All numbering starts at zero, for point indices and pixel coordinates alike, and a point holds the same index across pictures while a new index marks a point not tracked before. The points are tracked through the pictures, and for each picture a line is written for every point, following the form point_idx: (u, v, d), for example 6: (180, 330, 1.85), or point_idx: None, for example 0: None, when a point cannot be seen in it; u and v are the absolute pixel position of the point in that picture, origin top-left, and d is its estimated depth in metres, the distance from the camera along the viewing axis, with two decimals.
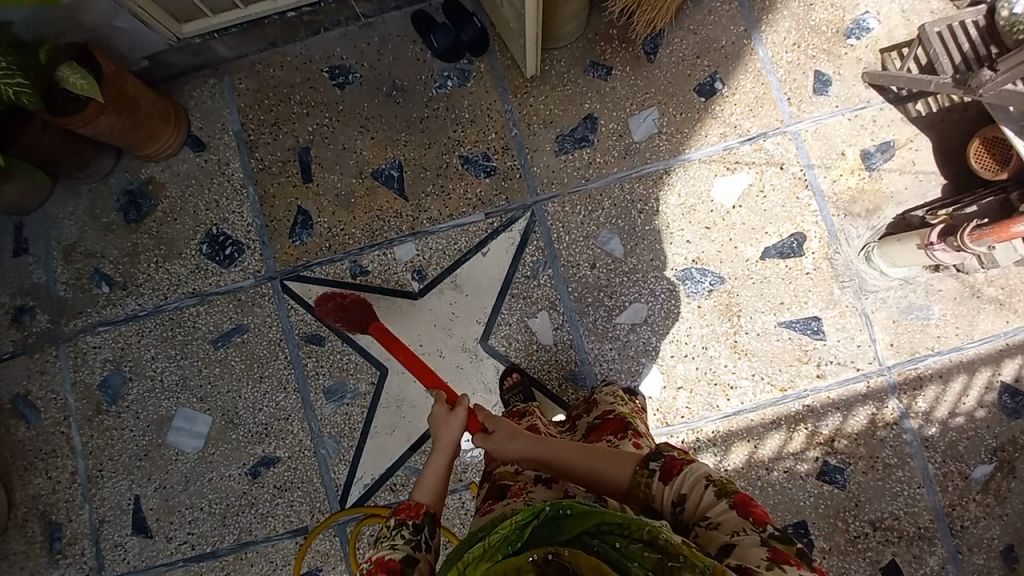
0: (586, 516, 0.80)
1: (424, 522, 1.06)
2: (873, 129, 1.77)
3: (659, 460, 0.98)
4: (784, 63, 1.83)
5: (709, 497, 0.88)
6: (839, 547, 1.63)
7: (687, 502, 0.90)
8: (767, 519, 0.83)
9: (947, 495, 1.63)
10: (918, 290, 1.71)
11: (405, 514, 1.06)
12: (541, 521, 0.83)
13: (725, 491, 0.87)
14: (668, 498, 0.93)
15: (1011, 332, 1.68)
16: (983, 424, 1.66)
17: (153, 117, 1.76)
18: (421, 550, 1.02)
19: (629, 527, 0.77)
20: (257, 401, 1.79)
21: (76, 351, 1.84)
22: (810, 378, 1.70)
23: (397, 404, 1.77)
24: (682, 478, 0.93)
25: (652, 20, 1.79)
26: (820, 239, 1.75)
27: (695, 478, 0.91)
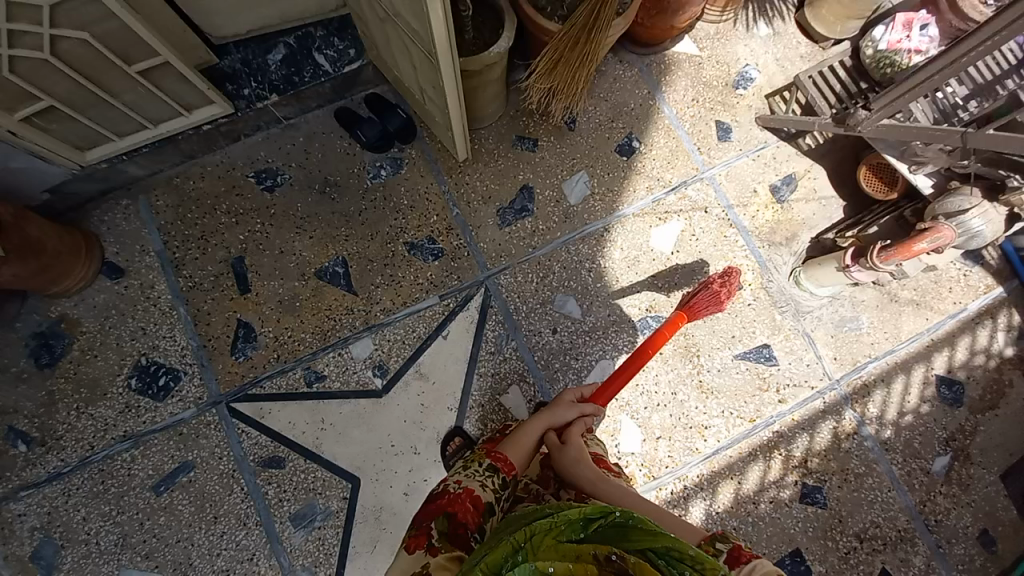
0: (659, 534, 0.76)
1: (509, 482, 1.16)
2: (775, 165, 1.96)
3: (728, 543, 0.87)
4: (688, 116, 2.01)
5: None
6: (836, 567, 1.67)
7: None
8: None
9: (916, 493, 1.74)
10: (845, 304, 1.86)
11: (500, 465, 1.16)
12: (608, 522, 0.80)
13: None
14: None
15: (932, 328, 1.87)
16: (930, 417, 1.80)
17: (61, 254, 1.62)
18: (497, 505, 1.12)
19: (702, 564, 0.72)
20: (214, 546, 1.60)
21: (2, 522, 1.58)
22: (773, 404, 1.78)
23: (376, 517, 1.65)
24: (754, 565, 0.80)
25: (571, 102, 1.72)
26: (752, 271, 1.88)
27: (769, 574, 0.78)
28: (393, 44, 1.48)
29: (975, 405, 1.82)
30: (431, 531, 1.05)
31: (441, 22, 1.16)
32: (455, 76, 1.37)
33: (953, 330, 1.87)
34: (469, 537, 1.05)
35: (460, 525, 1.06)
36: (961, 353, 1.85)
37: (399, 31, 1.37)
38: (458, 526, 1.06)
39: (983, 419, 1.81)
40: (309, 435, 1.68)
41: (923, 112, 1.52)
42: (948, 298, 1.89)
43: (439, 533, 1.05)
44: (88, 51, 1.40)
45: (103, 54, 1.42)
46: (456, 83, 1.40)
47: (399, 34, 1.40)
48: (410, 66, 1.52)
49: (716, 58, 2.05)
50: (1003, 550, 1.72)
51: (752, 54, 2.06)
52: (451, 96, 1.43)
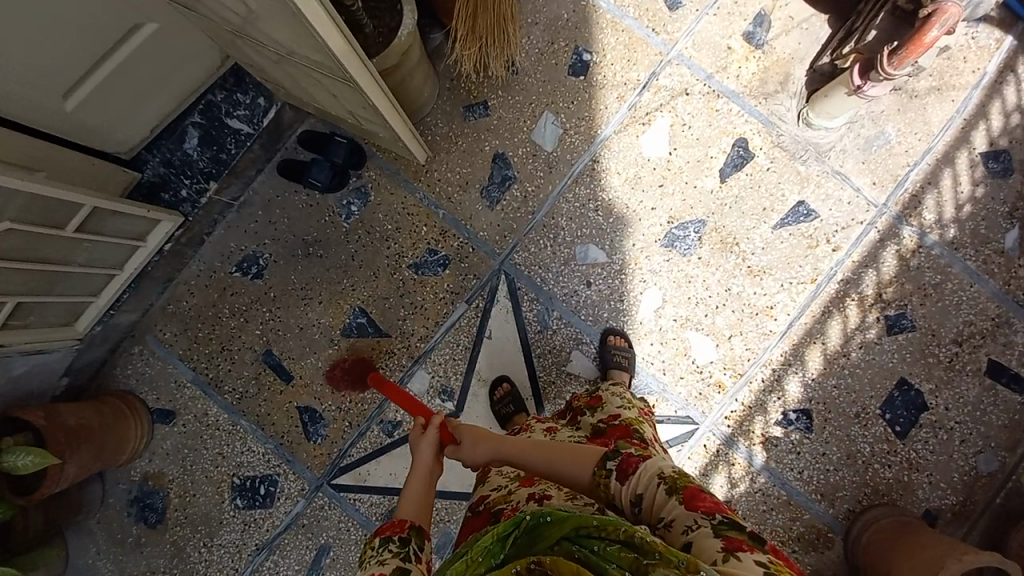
0: (566, 519, 0.79)
1: (411, 535, 1.01)
2: (740, 10, 1.75)
3: (616, 460, 1.03)
4: (628, 1, 1.78)
5: (661, 494, 0.94)
6: (943, 379, 1.67)
7: (643, 500, 0.96)
8: (717, 510, 0.88)
9: (998, 277, 1.68)
10: (865, 123, 1.71)
11: (391, 532, 1.01)
12: (521, 529, 0.82)
13: (676, 488, 0.93)
14: (626, 495, 0.98)
15: (963, 107, 1.72)
16: (988, 198, 1.70)
17: (108, 425, 1.62)
18: (412, 561, 0.97)
19: (606, 528, 0.77)
20: None
21: None
22: (829, 256, 1.70)
23: None
24: (638, 479, 0.97)
25: (506, 50, 1.56)
26: (758, 133, 1.73)
27: (649, 477, 0.97)
28: (300, 80, 1.31)
29: None
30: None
31: (336, 30, 1.02)
32: (375, 81, 1.22)
33: (984, 100, 1.72)
34: None
35: None
36: (1001, 120, 1.71)
37: (298, 67, 1.22)
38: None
39: None
40: None
41: None
42: (968, 68, 1.72)
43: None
44: (16, 238, 1.31)
45: (37, 232, 1.33)
46: (380, 88, 1.26)
47: (304, 71, 1.23)
48: (326, 96, 1.37)
49: None
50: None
51: None
52: (383, 104, 1.30)
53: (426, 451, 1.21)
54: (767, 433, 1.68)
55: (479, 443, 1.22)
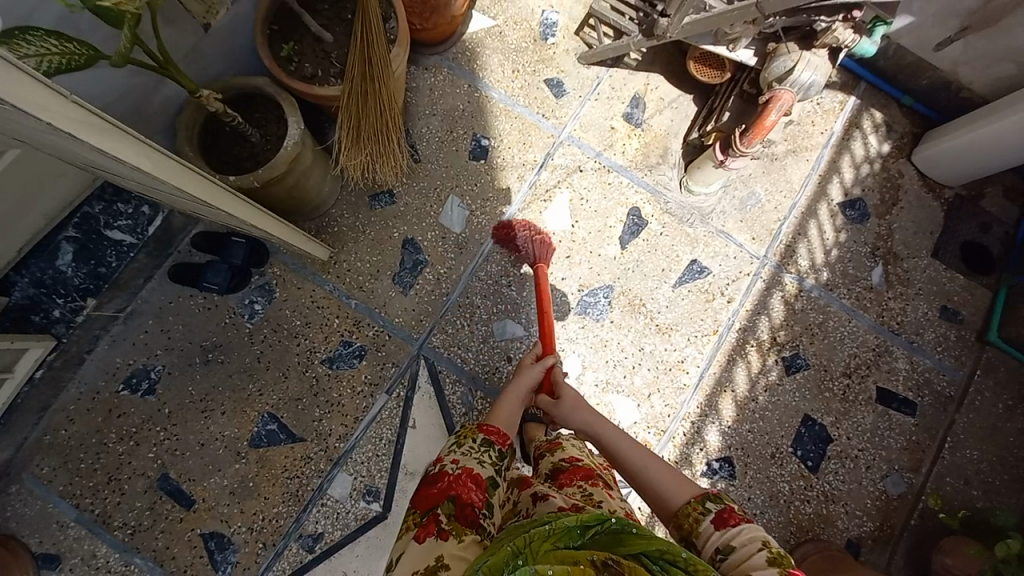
0: (655, 539, 0.78)
1: (508, 452, 1.14)
2: (617, 93, 1.93)
3: (717, 503, 1.01)
4: (517, 90, 1.93)
5: (758, 557, 0.89)
6: (841, 411, 1.79)
7: (732, 553, 0.92)
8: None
9: (871, 311, 1.87)
10: (737, 186, 1.91)
11: (494, 438, 1.13)
12: (604, 528, 0.80)
13: (780, 560, 0.87)
14: (712, 541, 0.96)
15: (816, 163, 1.95)
16: (851, 242, 1.91)
17: None
18: (500, 477, 1.10)
19: (692, 564, 0.76)
20: None
21: None
22: (725, 308, 1.84)
23: None
24: (737, 533, 0.94)
25: (392, 156, 1.48)
26: (647, 201, 1.88)
27: (749, 539, 0.92)
28: (169, 201, 1.26)
29: (880, 209, 1.94)
30: (438, 517, 0.97)
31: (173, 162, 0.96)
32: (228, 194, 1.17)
33: (833, 157, 1.96)
34: (478, 517, 0.99)
35: (467, 506, 0.99)
36: (851, 172, 1.95)
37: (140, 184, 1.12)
38: (462, 505, 0.99)
39: (894, 217, 1.93)
40: None
41: None
42: (816, 130, 1.97)
43: (448, 515, 0.98)
44: None
45: None
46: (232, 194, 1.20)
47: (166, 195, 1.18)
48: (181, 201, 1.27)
49: (513, 19, 1.96)
50: (964, 315, 1.88)
51: None
52: (243, 212, 1.24)
53: (527, 381, 1.42)
54: None
55: (581, 410, 1.35)
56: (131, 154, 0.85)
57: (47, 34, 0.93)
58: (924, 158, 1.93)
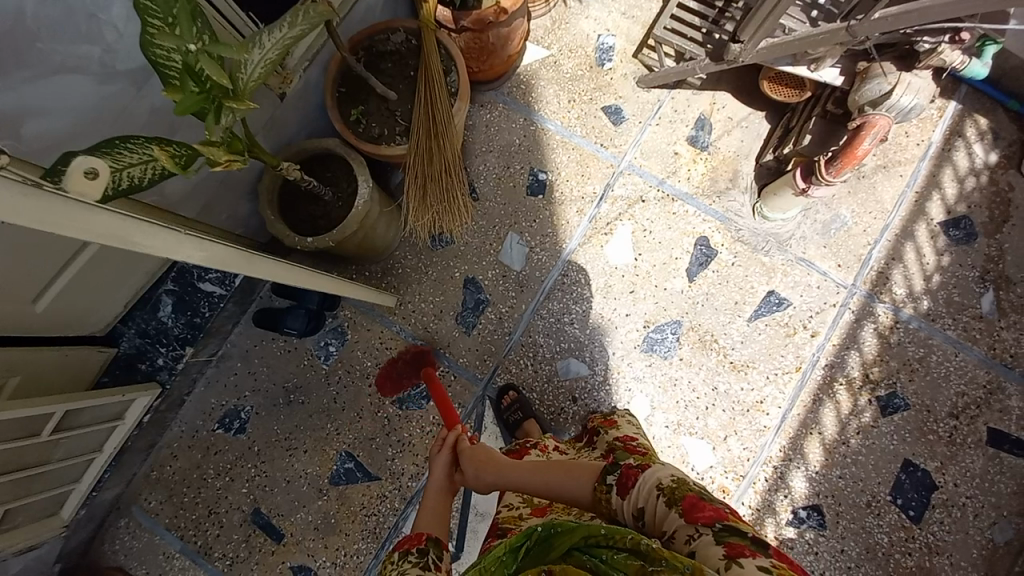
0: (575, 528, 0.75)
1: (427, 546, 0.98)
2: (681, 116, 1.83)
3: (615, 473, 0.97)
4: (574, 120, 1.88)
5: (661, 508, 0.87)
6: (947, 455, 1.62)
7: (645, 516, 0.88)
8: (718, 517, 0.81)
9: (984, 344, 1.66)
10: (819, 208, 1.75)
11: (410, 545, 0.99)
12: (533, 542, 0.78)
13: (675, 497, 0.86)
14: (630, 512, 0.91)
15: (913, 179, 1.75)
16: (956, 265, 1.71)
17: None
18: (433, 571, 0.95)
19: (612, 535, 0.73)
20: None
21: None
22: (809, 342, 1.70)
23: None
24: (639, 491, 0.91)
25: (454, 210, 1.49)
26: (717, 230, 1.78)
27: (649, 490, 0.90)
28: None
29: (993, 227, 1.71)
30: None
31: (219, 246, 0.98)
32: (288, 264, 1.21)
33: (932, 171, 1.75)
34: None
35: None
36: (953, 187, 1.74)
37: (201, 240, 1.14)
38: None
39: (1010, 235, 1.70)
40: None
41: (796, 19, 1.37)
42: (911, 141, 1.77)
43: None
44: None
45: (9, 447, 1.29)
46: (287, 264, 1.21)
47: None
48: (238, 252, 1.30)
49: (567, 47, 1.91)
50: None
51: (599, 23, 1.91)
52: (295, 279, 1.25)
53: (438, 472, 1.19)
54: (780, 538, 1.62)
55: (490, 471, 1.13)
56: (178, 251, 0.89)
57: (146, 140, 0.93)
58: None
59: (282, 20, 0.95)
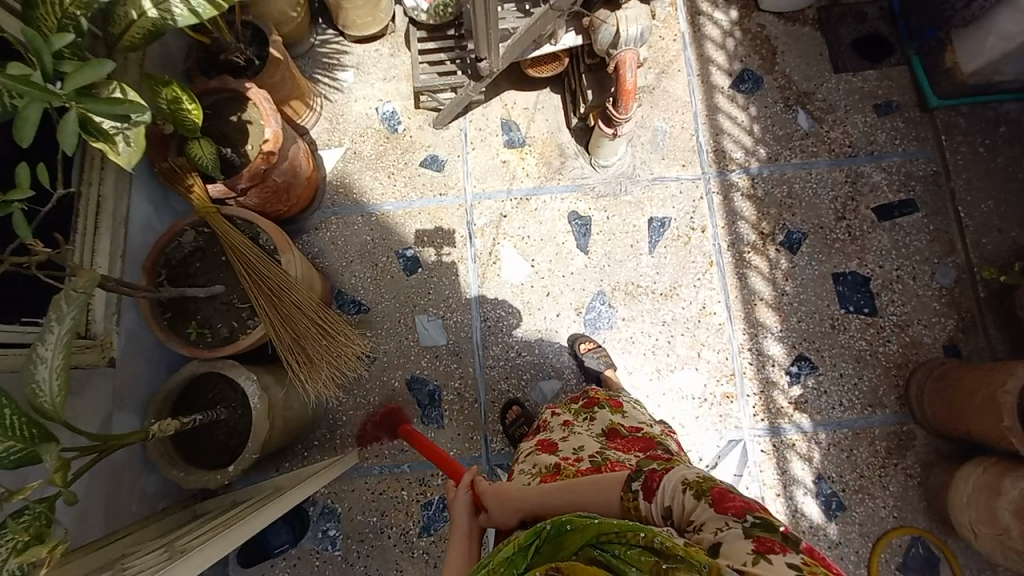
0: (587, 525, 0.69)
1: None
2: (487, 131, 1.94)
3: (639, 478, 0.85)
4: (405, 189, 1.93)
5: (688, 501, 0.77)
6: (858, 250, 1.80)
7: (673, 514, 0.78)
8: (751, 508, 0.72)
9: (821, 151, 1.88)
10: (638, 132, 1.91)
11: None
12: (542, 540, 0.72)
13: (702, 488, 0.77)
14: (657, 516, 0.80)
15: (688, 66, 1.96)
16: (762, 109, 1.92)
17: None
18: None
19: (626, 532, 0.66)
20: None
21: None
22: (704, 237, 1.84)
23: None
24: (664, 489, 0.80)
25: (344, 347, 1.47)
26: (577, 200, 1.88)
27: (673, 488, 0.80)
28: (142, 549, 1.15)
29: (765, 64, 1.95)
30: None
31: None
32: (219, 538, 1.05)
33: (696, 51, 1.97)
34: None
35: None
36: (719, 52, 1.96)
37: (114, 569, 1.00)
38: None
39: (781, 63, 1.95)
40: None
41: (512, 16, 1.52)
42: (666, 39, 1.98)
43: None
44: None
45: None
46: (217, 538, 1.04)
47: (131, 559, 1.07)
48: (159, 546, 1.14)
49: (357, 134, 1.98)
50: (896, 100, 1.91)
51: (371, 97, 2.01)
52: (238, 538, 1.10)
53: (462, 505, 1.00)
54: (793, 402, 1.71)
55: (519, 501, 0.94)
56: None
57: None
58: (771, 4, 1.95)
59: (46, 320, 0.88)
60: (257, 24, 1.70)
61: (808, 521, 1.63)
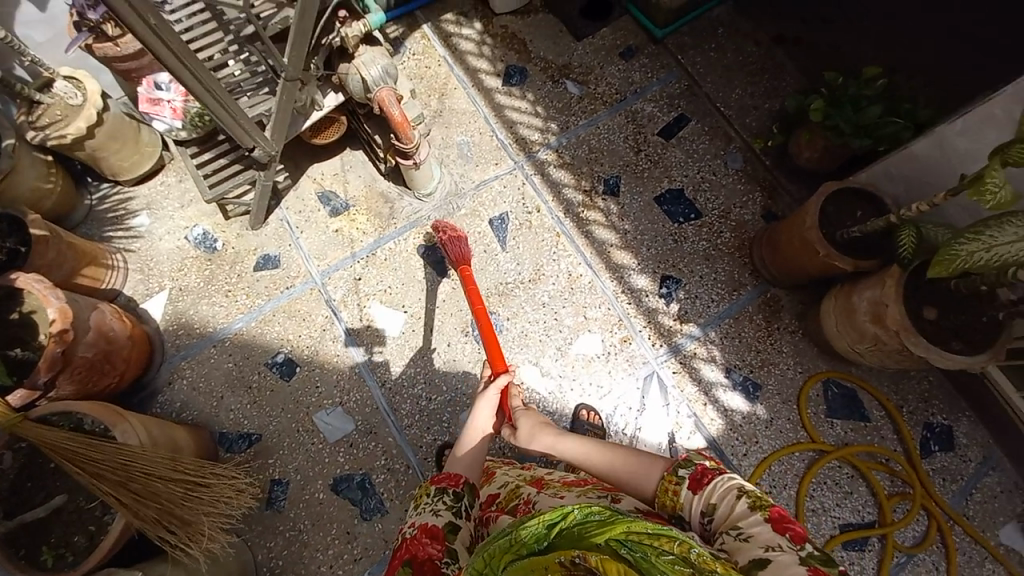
0: (617, 520, 0.69)
1: (463, 490, 1.07)
2: (306, 210, 1.92)
3: (689, 466, 0.88)
4: (249, 299, 1.83)
5: (740, 508, 0.78)
6: (664, 170, 2.05)
7: (716, 513, 0.81)
8: (807, 540, 0.72)
9: (599, 106, 2.12)
10: (445, 153, 2.01)
11: (446, 482, 1.07)
12: (568, 522, 0.72)
13: (761, 505, 0.77)
14: (696, 508, 0.84)
15: (461, 81, 2.11)
16: (538, 91, 2.13)
17: None
18: (463, 516, 1.04)
19: (657, 537, 0.67)
20: None
21: None
22: (542, 216, 1.97)
23: None
24: (715, 488, 0.83)
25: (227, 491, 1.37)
26: (418, 234, 1.92)
27: (727, 491, 0.81)
28: None
29: (523, 55, 2.17)
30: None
31: None
32: None
33: (462, 66, 2.13)
34: (439, 564, 0.97)
35: (424, 560, 0.97)
36: (481, 60, 2.15)
37: None
38: (424, 563, 0.98)
39: (535, 49, 2.18)
40: None
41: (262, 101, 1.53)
42: (432, 65, 2.12)
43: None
44: None
45: None
46: None
47: None
48: None
49: (175, 271, 1.86)
50: (635, 43, 2.21)
51: (175, 229, 1.90)
52: None
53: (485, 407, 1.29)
54: (675, 315, 1.88)
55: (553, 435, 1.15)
56: None
57: None
58: (503, 6, 2.17)
59: None
60: (4, 212, 1.55)
61: (739, 414, 1.76)
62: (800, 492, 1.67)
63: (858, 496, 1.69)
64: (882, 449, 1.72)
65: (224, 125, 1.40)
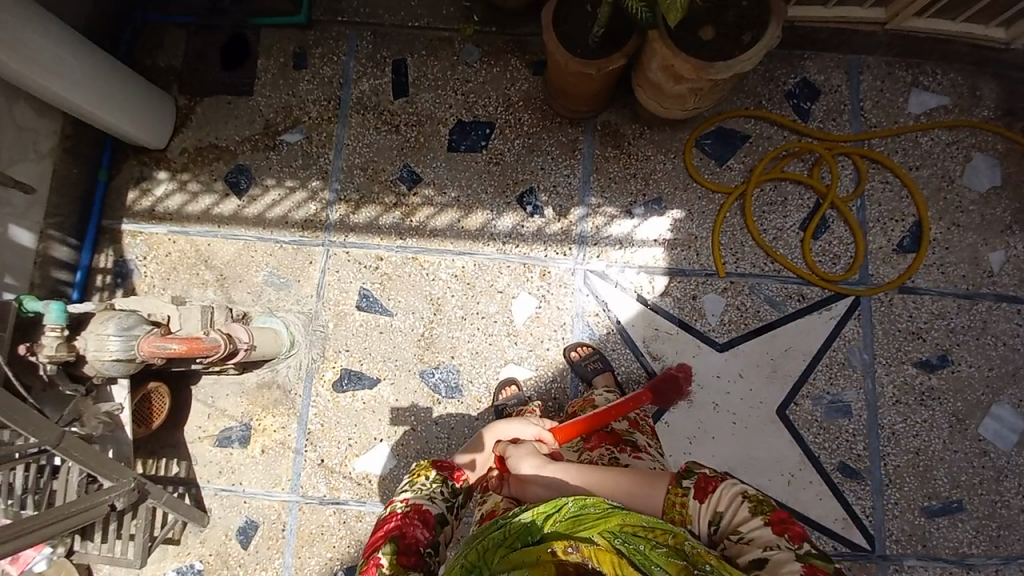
0: (612, 515, 0.76)
1: (457, 486, 1.12)
2: (226, 460, 1.77)
3: (692, 475, 0.89)
4: (271, 563, 1.73)
5: (745, 513, 0.82)
6: (430, 121, 1.88)
7: (722, 521, 0.83)
8: (806, 538, 0.78)
9: (328, 128, 1.90)
10: (266, 299, 1.82)
11: (446, 471, 1.13)
12: (564, 514, 0.78)
13: (763, 509, 0.81)
14: (703, 518, 0.85)
15: (208, 233, 1.86)
16: (272, 170, 1.89)
17: None
18: (450, 512, 1.08)
19: (654, 530, 0.73)
20: (939, 438, 1.63)
21: None
22: (389, 259, 1.84)
23: (770, 360, 1.69)
24: (720, 495, 0.84)
25: None
26: (322, 378, 1.79)
27: (732, 496, 0.84)
28: None
29: (225, 156, 1.89)
30: (380, 559, 0.96)
31: None
32: None
33: (194, 221, 1.87)
34: (422, 549, 0.99)
35: (408, 539, 0.99)
36: (200, 200, 1.88)
37: None
38: (410, 546, 0.99)
39: (228, 142, 1.90)
40: (806, 479, 1.64)
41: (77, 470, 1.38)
42: (172, 248, 1.86)
43: (393, 556, 0.96)
44: None
45: None
46: None
47: None
48: None
49: None
50: (293, 46, 1.94)
51: None
52: None
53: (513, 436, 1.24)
54: (557, 217, 1.82)
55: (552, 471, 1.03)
56: None
57: None
58: (159, 138, 1.85)
59: None
60: None
61: (668, 233, 1.78)
62: (754, 238, 1.73)
63: (792, 196, 1.75)
64: (777, 148, 1.75)
65: (74, 525, 1.26)
